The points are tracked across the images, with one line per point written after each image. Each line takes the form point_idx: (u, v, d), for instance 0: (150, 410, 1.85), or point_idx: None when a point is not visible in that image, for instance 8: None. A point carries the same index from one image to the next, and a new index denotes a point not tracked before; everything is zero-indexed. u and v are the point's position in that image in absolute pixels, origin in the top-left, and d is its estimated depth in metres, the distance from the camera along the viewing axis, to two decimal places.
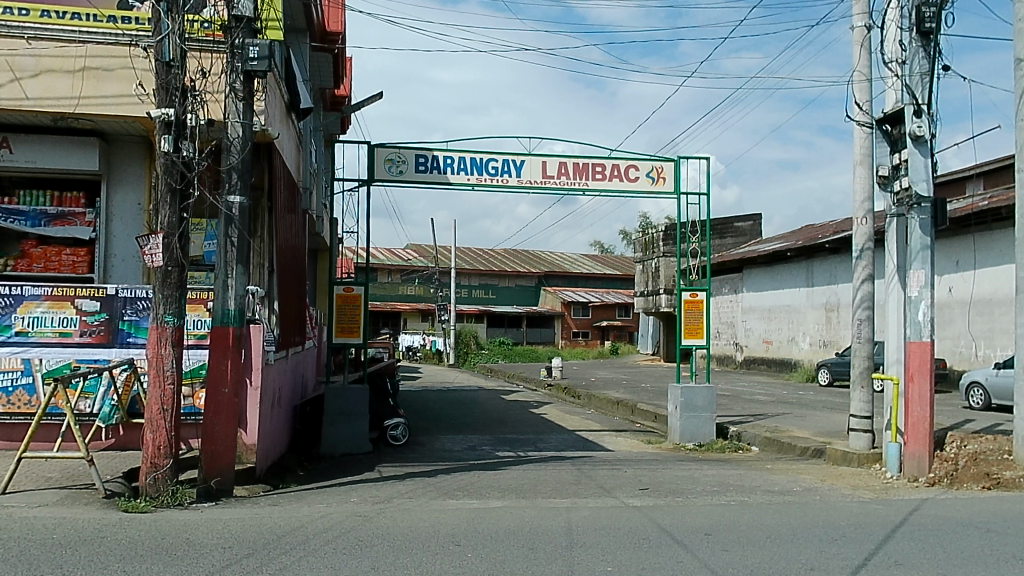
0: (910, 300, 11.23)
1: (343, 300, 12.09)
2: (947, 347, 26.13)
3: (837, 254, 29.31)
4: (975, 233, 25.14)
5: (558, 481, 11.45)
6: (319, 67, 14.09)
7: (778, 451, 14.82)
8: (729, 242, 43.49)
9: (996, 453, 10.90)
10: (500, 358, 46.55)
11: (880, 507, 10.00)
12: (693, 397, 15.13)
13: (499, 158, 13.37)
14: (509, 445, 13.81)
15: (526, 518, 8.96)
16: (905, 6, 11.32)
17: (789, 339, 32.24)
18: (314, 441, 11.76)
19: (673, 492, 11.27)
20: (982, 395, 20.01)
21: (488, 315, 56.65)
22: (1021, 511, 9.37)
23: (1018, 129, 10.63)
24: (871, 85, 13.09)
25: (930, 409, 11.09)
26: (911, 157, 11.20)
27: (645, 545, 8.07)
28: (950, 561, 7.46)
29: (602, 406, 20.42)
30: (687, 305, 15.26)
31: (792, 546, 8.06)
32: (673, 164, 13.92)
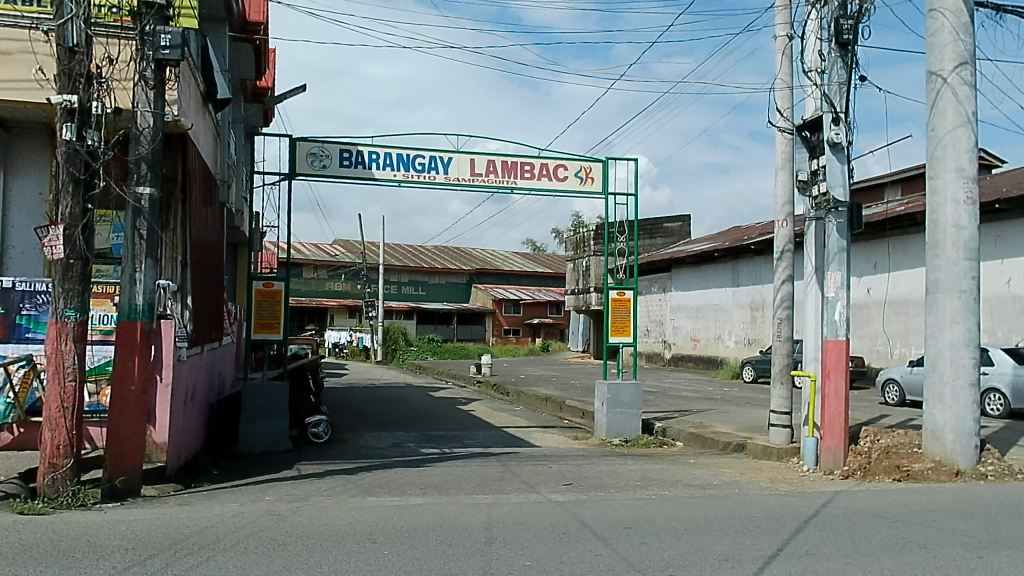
0: (828, 301, 11.70)
1: (262, 295, 11.88)
2: (865, 346, 27.20)
3: (762, 255, 30.20)
4: (890, 237, 26.27)
5: (482, 477, 11.53)
6: (239, 58, 13.81)
7: (702, 445, 15.21)
8: (659, 242, 44.39)
9: (907, 446, 11.42)
10: (429, 356, 46.24)
11: (794, 499, 10.36)
12: (619, 393, 15.39)
13: (426, 155, 13.30)
14: (434, 442, 13.82)
15: (446, 515, 8.99)
16: (824, 18, 11.82)
17: (715, 337, 33.03)
18: (230, 439, 11.50)
19: (595, 487, 11.45)
20: (897, 392, 20.93)
21: (418, 312, 56.32)
22: (922, 502, 9.84)
23: (928, 138, 11.15)
24: (791, 93, 13.54)
25: (845, 405, 11.53)
26: (829, 163, 11.66)
27: (565, 540, 8.19)
28: (856, 551, 7.77)
29: (531, 403, 20.59)
30: (615, 303, 15.49)
31: (707, 539, 8.28)
32: (601, 164, 14.12)
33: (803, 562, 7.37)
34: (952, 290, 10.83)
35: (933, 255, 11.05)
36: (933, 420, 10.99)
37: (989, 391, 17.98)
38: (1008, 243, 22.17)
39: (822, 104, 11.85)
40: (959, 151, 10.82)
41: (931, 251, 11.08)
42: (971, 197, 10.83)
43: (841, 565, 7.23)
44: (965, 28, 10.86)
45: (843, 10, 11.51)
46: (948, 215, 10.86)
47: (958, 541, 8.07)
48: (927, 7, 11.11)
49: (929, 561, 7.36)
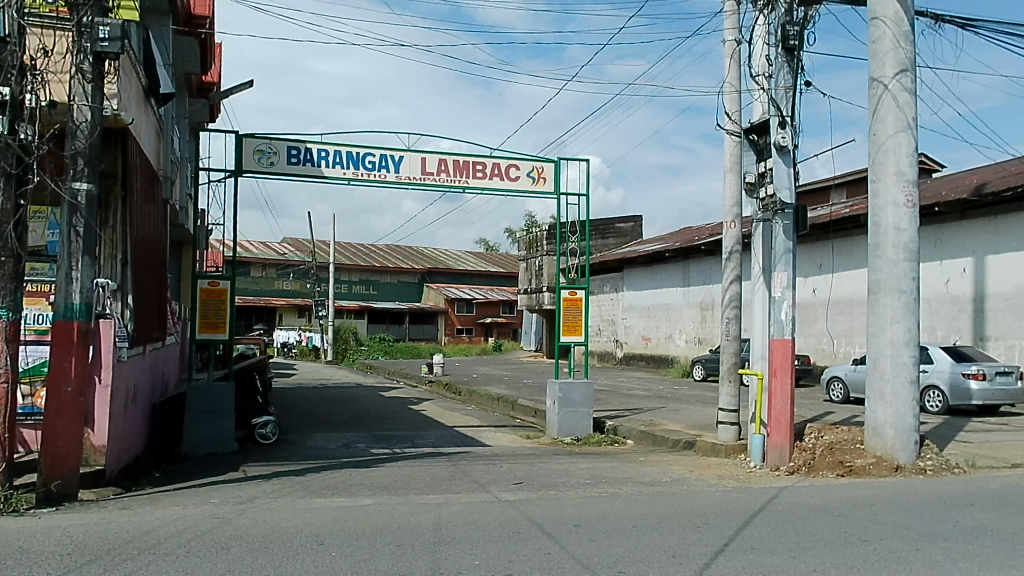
0: (774, 300, 11.95)
1: (207, 293, 11.67)
2: (811, 345, 27.83)
3: (711, 255, 30.69)
4: (834, 238, 26.98)
5: (433, 477, 11.50)
6: (183, 52, 13.54)
7: (652, 443, 15.40)
8: (611, 242, 44.83)
9: (850, 442, 11.73)
10: (381, 355, 45.87)
11: (741, 495, 10.57)
12: (571, 392, 15.50)
13: (376, 153, 13.21)
14: (385, 442, 13.73)
15: (395, 515, 8.94)
16: (771, 24, 12.09)
17: (666, 336, 33.45)
18: (173, 441, 11.27)
19: (546, 485, 11.52)
20: (842, 389, 21.49)
21: (369, 311, 55.85)
22: (863, 496, 10.13)
23: (870, 142, 11.47)
24: (740, 97, 13.80)
25: (791, 402, 11.78)
26: (775, 166, 11.91)
27: (515, 539, 8.22)
28: (799, 545, 7.96)
29: (482, 402, 20.59)
30: (567, 302, 15.58)
31: (655, 535, 8.40)
32: (553, 164, 14.20)
33: (748, 557, 7.51)
34: (894, 290, 11.15)
35: (876, 256, 11.36)
36: (875, 416, 11.33)
37: (928, 388, 18.57)
38: (946, 246, 22.93)
39: (769, 108, 12.11)
40: (899, 155, 11.15)
41: (873, 252, 11.40)
42: (911, 200, 11.15)
43: (785, 559, 7.41)
44: (906, 36, 11.22)
45: (790, 16, 11.91)
46: (889, 217, 11.19)
47: (897, 534, 8.32)
48: (870, 15, 11.44)
49: (868, 554, 7.57)
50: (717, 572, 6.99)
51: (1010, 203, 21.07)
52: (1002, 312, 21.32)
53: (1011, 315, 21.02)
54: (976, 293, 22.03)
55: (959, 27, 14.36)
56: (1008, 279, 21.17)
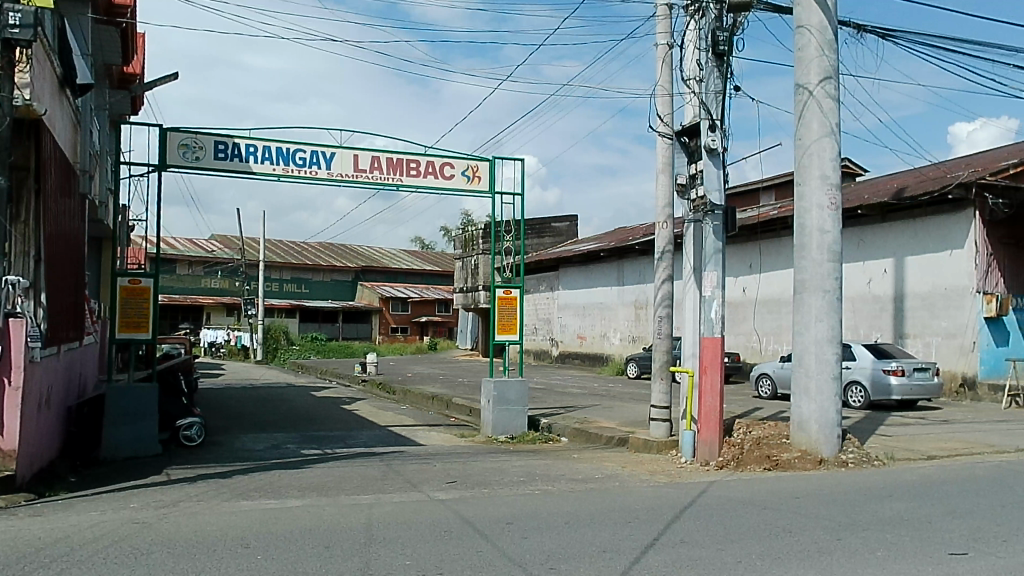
0: (704, 299, 12.24)
1: (128, 292, 11.29)
2: (740, 342, 28.54)
3: (645, 255, 31.22)
4: (762, 239, 27.82)
5: (365, 477, 11.40)
6: (103, 41, 13.07)
7: (586, 440, 15.58)
8: (547, 241, 45.15)
9: (776, 437, 12.09)
10: (313, 354, 45.11)
11: (671, 490, 10.80)
12: (505, 390, 15.57)
13: (307, 149, 13.03)
14: (316, 443, 13.54)
15: (324, 516, 8.83)
16: (702, 29, 12.38)
17: (601, 334, 33.86)
18: (92, 444, 10.88)
19: (479, 483, 11.54)
20: (769, 386, 22.14)
21: (301, 310, 54.93)
22: (789, 489, 10.46)
23: (796, 147, 11.85)
24: (672, 100, 14.07)
25: (720, 399, 12.11)
26: (706, 168, 12.20)
27: (448, 538, 8.21)
28: (726, 537, 8.18)
29: (416, 402, 20.49)
30: (501, 301, 15.62)
31: (587, 531, 8.51)
32: (488, 164, 14.23)
33: (677, 551, 7.67)
34: (818, 290, 11.54)
35: (801, 256, 11.74)
36: (800, 412, 11.71)
37: (851, 384, 19.30)
38: (868, 247, 23.85)
39: (700, 111, 12.39)
40: (824, 159, 11.54)
41: (799, 252, 11.78)
42: (834, 202, 11.55)
43: (712, 552, 7.59)
44: (830, 44, 11.62)
45: (719, 23, 12.21)
46: (814, 219, 11.58)
47: (819, 524, 8.63)
48: (796, 23, 11.82)
49: (792, 545, 7.83)
50: (647, 566, 7.11)
51: (927, 207, 22.03)
52: (919, 311, 22.31)
53: (928, 313, 22.02)
54: (896, 293, 22.99)
55: (879, 37, 14.96)
56: (925, 280, 22.15)
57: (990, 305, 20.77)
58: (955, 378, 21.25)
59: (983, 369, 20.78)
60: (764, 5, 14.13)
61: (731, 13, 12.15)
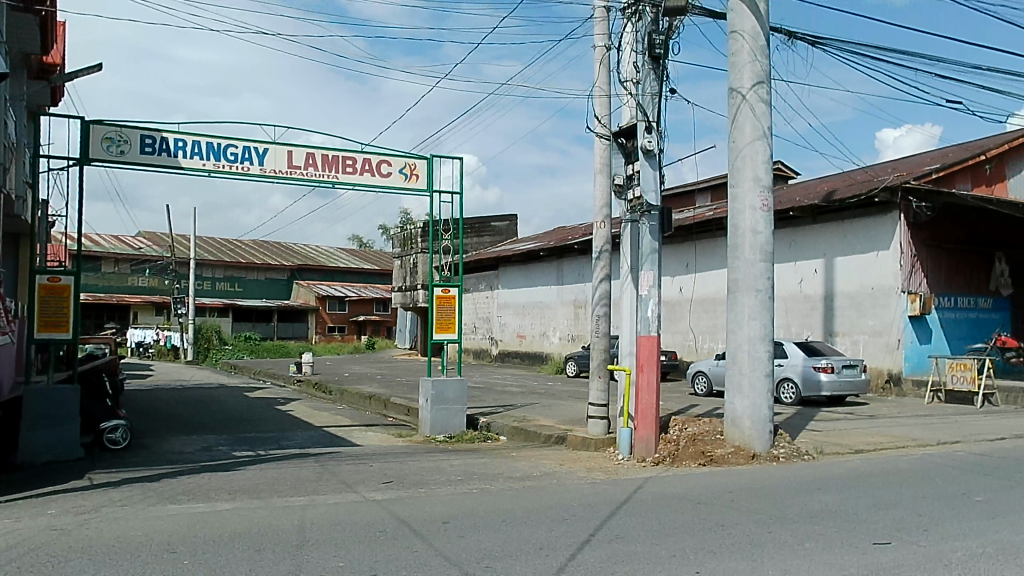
0: (641, 299, 12.43)
1: (48, 291, 10.87)
2: (677, 341, 29.08)
3: (584, 255, 31.55)
4: (698, 239, 28.41)
5: (299, 479, 11.22)
6: (20, 28, 12.54)
7: (525, 439, 15.64)
8: (486, 241, 45.23)
9: (711, 433, 12.37)
10: (246, 354, 44.14)
11: (608, 486, 10.95)
12: (444, 389, 15.52)
13: (238, 144, 12.77)
14: (248, 444, 13.27)
15: (256, 519, 8.67)
16: (638, 32, 12.61)
17: (541, 333, 34.05)
18: (8, 449, 10.45)
19: (415, 483, 11.48)
20: (705, 383, 22.62)
21: (235, 309, 53.73)
22: (723, 483, 10.72)
23: (731, 150, 12.14)
24: (609, 101, 14.25)
25: (656, 396, 12.32)
26: (642, 169, 12.39)
27: (383, 538, 8.14)
28: (660, 532, 8.33)
29: (353, 402, 20.27)
30: (440, 299, 15.57)
31: (524, 528, 8.56)
32: (426, 162, 14.17)
33: (613, 546, 7.78)
34: (751, 289, 11.85)
35: (734, 256, 12.03)
36: (734, 408, 12.01)
37: (783, 381, 19.86)
38: (800, 248, 24.59)
39: (636, 113, 12.57)
40: (756, 162, 11.84)
41: (732, 252, 12.07)
42: (767, 204, 11.88)
43: (648, 547, 7.72)
44: (762, 50, 11.94)
45: (655, 26, 12.46)
46: (747, 220, 11.88)
47: (751, 518, 8.85)
48: (730, 29, 12.11)
49: (724, 538, 8.03)
50: (582, 562, 7.18)
51: (854, 209, 22.82)
52: (848, 310, 23.09)
53: (856, 312, 22.81)
54: (826, 292, 23.74)
55: (809, 44, 15.45)
56: (853, 279, 22.94)
57: (914, 304, 21.65)
58: (883, 374, 22.09)
59: (908, 366, 21.65)
60: (698, 10, 14.44)
61: (667, 16, 12.39)
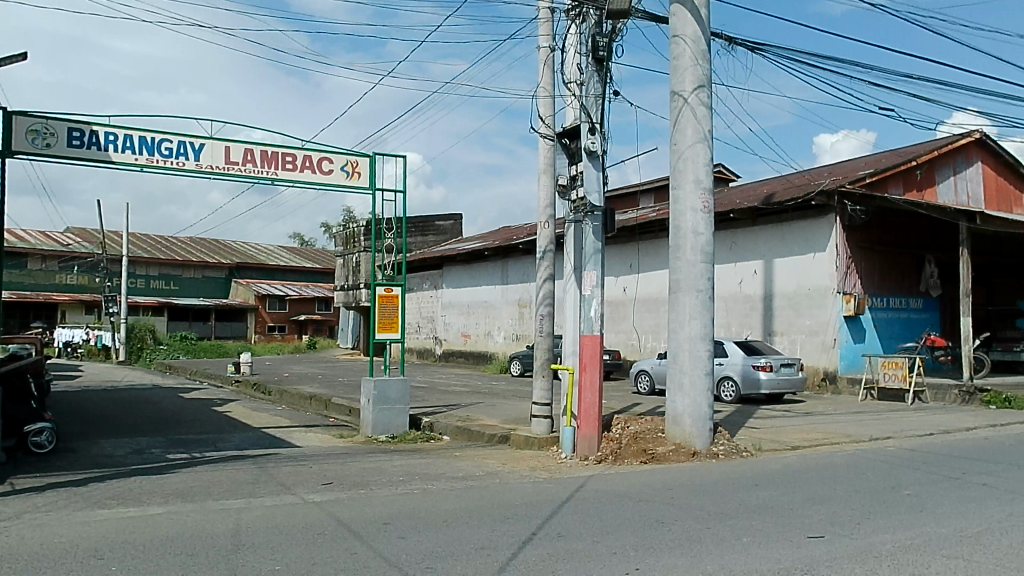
0: (584, 299, 12.53)
1: None
2: (620, 340, 29.44)
3: (529, 255, 31.70)
4: (641, 239, 28.81)
5: (235, 481, 10.98)
6: None
7: (468, 438, 15.62)
8: (430, 239, 45.12)
9: (653, 431, 12.56)
10: (182, 354, 43.00)
11: (550, 485, 11.00)
12: (386, 389, 15.41)
13: (173, 139, 12.45)
14: (183, 447, 12.93)
15: (188, 523, 8.47)
16: (582, 34, 12.71)
17: (485, 333, 34.07)
18: None
19: (356, 484, 11.35)
20: (648, 381, 22.96)
21: (170, 308, 52.30)
22: (664, 481, 10.88)
23: (673, 152, 12.33)
24: (553, 101, 14.33)
25: (599, 396, 12.44)
26: (586, 169, 12.48)
27: (320, 541, 8.03)
28: (601, 530, 8.41)
29: (294, 402, 19.96)
30: (382, 299, 15.42)
31: (466, 528, 8.54)
32: (368, 160, 13.98)
33: (554, 544, 7.83)
34: (691, 290, 12.07)
35: (676, 257, 12.24)
36: (675, 406, 12.21)
37: (723, 379, 20.27)
38: (740, 249, 25.12)
39: (580, 114, 12.66)
40: (698, 164, 12.05)
41: (674, 253, 12.26)
42: (707, 206, 12.10)
43: (588, 544, 7.79)
44: (703, 54, 12.17)
45: (599, 28, 12.59)
46: (688, 221, 12.09)
47: (691, 514, 9.00)
48: (672, 33, 12.31)
49: (663, 535, 8.16)
50: (522, 561, 7.21)
51: (792, 211, 23.43)
52: (786, 310, 23.71)
53: (794, 312, 23.42)
54: (765, 292, 24.32)
55: (749, 50, 15.81)
56: (790, 280, 23.55)
57: (848, 304, 22.35)
58: (819, 372, 22.75)
59: (842, 364, 22.34)
60: (640, 14, 14.63)
61: (610, 19, 12.53)
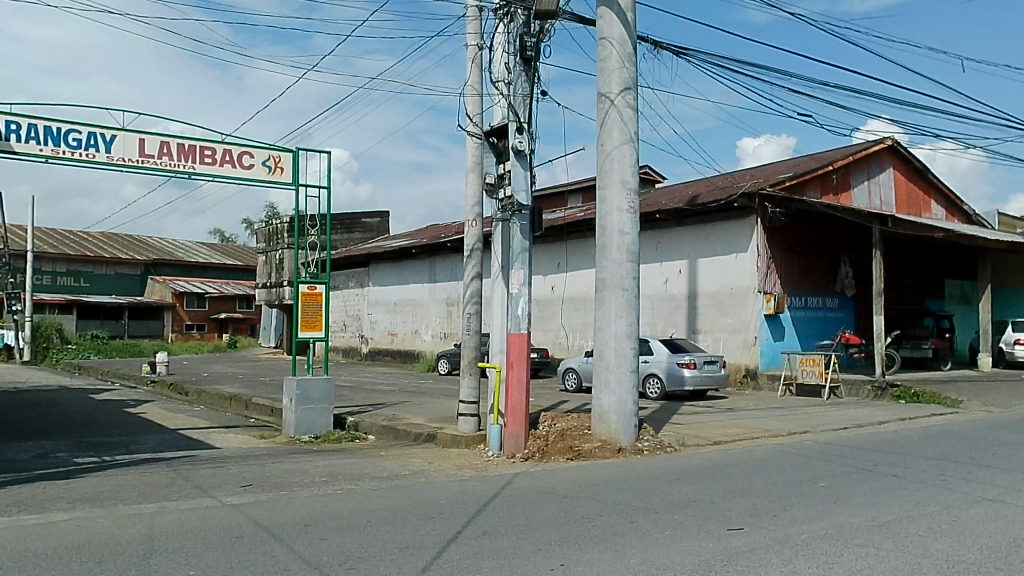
0: (512, 297, 12.56)
1: None
2: (548, 338, 29.68)
3: (457, 253, 31.63)
4: (568, 238, 29.09)
5: (148, 485, 10.60)
6: None
7: (394, 438, 15.48)
8: (357, 236, 44.63)
9: (579, 428, 12.71)
10: (93, 354, 41.17)
11: (476, 483, 11.01)
12: (309, 389, 15.13)
13: (82, 130, 11.96)
14: (92, 450, 12.40)
15: (96, 529, 8.13)
16: (510, 34, 12.76)
17: (413, 331, 33.83)
18: None
19: (277, 486, 11.11)
20: (575, 379, 23.22)
21: (79, 305, 50.02)
22: (590, 476, 11.04)
23: (600, 152, 12.49)
24: (481, 100, 14.33)
25: (526, 393, 12.50)
26: (513, 168, 12.52)
27: (239, 544, 7.83)
28: (527, 527, 8.47)
29: (213, 403, 19.41)
30: (306, 297, 15.11)
31: (390, 529, 8.46)
32: (291, 155, 13.68)
33: (479, 542, 7.83)
34: (617, 289, 12.25)
35: (603, 256, 12.41)
36: (601, 403, 12.39)
37: (648, 376, 20.70)
38: (665, 249, 25.64)
39: (508, 113, 12.69)
40: (623, 165, 12.24)
41: (601, 252, 12.44)
42: (633, 206, 12.31)
43: (514, 542, 7.84)
44: (629, 58, 12.36)
45: (527, 28, 12.65)
46: (614, 221, 12.28)
47: (614, 510, 9.14)
48: (599, 35, 12.47)
49: (589, 530, 8.27)
50: (447, 560, 7.18)
51: (715, 212, 24.05)
52: (709, 309, 24.35)
53: (717, 310, 24.09)
54: (689, 292, 24.91)
55: (674, 54, 16.17)
56: (714, 280, 24.19)
57: (768, 304, 23.11)
58: (740, 369, 23.46)
59: (762, 361, 23.08)
60: (568, 15, 14.78)
61: (538, 20, 12.62)
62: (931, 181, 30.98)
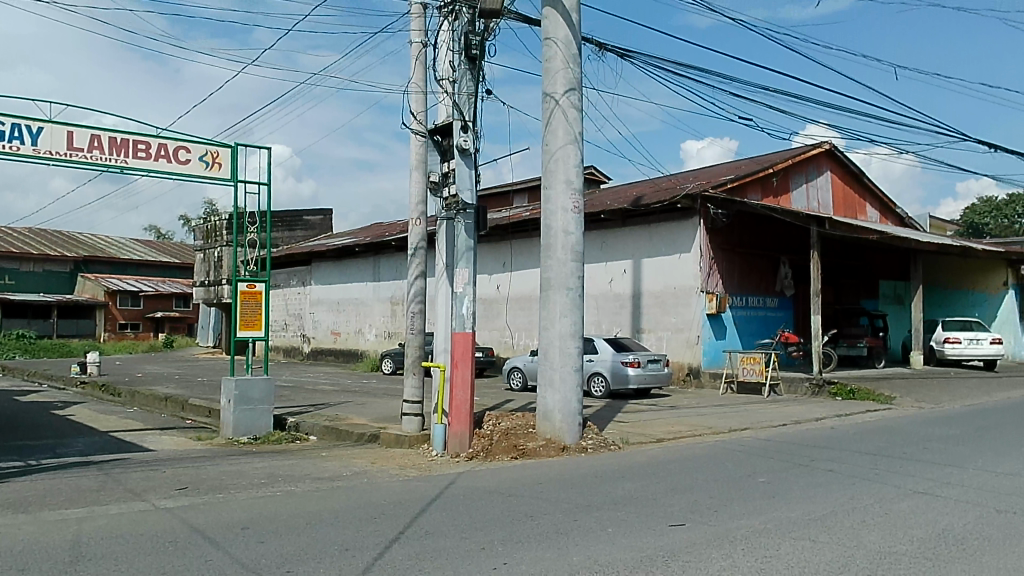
0: (456, 296, 12.51)
1: None
2: (494, 337, 29.71)
3: (401, 252, 31.44)
4: (514, 237, 29.15)
5: (76, 489, 10.25)
6: None
7: (336, 438, 15.29)
8: (298, 234, 44.02)
9: (523, 427, 12.75)
10: (19, 354, 39.55)
11: (420, 483, 10.95)
12: (249, 389, 14.84)
13: (6, 121, 11.49)
14: (17, 454, 11.92)
15: (20, 536, 7.82)
16: (455, 31, 12.71)
17: (356, 330, 33.48)
18: None
19: (214, 489, 10.86)
20: (520, 378, 23.28)
21: (5, 304, 48.06)
22: (534, 475, 11.08)
23: (545, 151, 12.55)
24: (425, 97, 14.24)
25: (470, 392, 12.47)
26: (458, 167, 12.49)
27: (173, 549, 7.62)
28: (469, 526, 8.46)
29: (147, 404, 18.87)
30: (245, 295, 14.82)
31: (330, 531, 8.35)
32: (229, 150, 13.45)
33: (421, 543, 7.79)
34: (562, 288, 12.33)
35: (548, 256, 12.47)
36: (546, 403, 12.45)
37: (593, 375, 20.90)
38: (609, 249, 25.93)
39: (453, 112, 12.65)
40: (568, 165, 12.32)
41: (546, 252, 12.50)
42: (577, 206, 12.40)
43: (456, 541, 7.82)
44: (573, 58, 12.45)
45: (472, 26, 12.62)
46: (559, 221, 12.35)
47: (558, 508, 9.19)
48: (544, 35, 12.53)
49: (532, 528, 8.30)
50: (389, 561, 7.13)
51: (658, 213, 24.40)
52: (652, 308, 24.71)
53: (661, 309, 24.46)
54: (633, 291, 25.24)
55: (618, 56, 16.39)
56: (657, 279, 24.55)
57: (710, 303, 23.55)
58: (683, 368, 23.86)
59: (705, 360, 23.50)
60: (513, 14, 14.82)
61: (482, 19, 12.61)
62: (866, 185, 32.03)
